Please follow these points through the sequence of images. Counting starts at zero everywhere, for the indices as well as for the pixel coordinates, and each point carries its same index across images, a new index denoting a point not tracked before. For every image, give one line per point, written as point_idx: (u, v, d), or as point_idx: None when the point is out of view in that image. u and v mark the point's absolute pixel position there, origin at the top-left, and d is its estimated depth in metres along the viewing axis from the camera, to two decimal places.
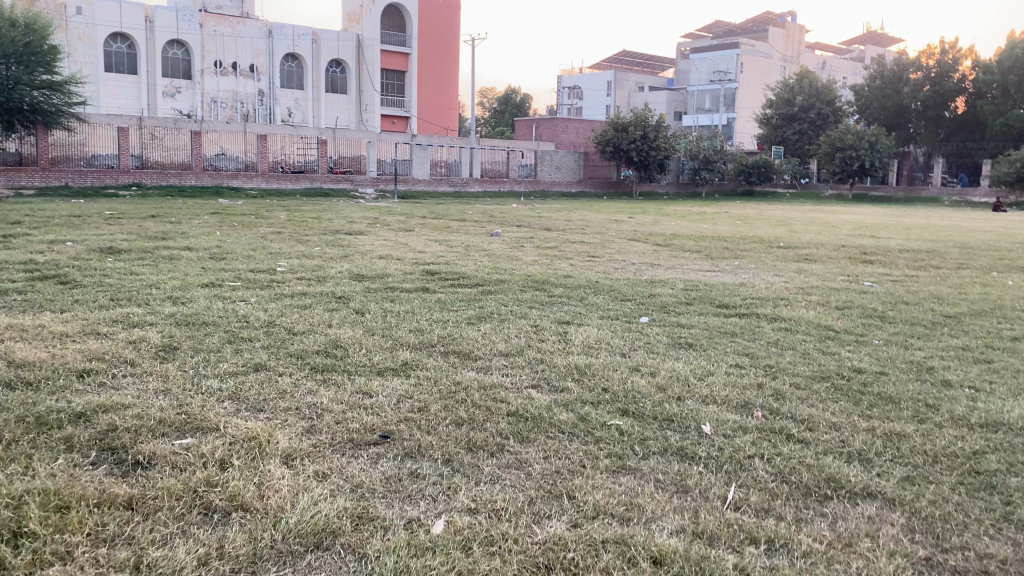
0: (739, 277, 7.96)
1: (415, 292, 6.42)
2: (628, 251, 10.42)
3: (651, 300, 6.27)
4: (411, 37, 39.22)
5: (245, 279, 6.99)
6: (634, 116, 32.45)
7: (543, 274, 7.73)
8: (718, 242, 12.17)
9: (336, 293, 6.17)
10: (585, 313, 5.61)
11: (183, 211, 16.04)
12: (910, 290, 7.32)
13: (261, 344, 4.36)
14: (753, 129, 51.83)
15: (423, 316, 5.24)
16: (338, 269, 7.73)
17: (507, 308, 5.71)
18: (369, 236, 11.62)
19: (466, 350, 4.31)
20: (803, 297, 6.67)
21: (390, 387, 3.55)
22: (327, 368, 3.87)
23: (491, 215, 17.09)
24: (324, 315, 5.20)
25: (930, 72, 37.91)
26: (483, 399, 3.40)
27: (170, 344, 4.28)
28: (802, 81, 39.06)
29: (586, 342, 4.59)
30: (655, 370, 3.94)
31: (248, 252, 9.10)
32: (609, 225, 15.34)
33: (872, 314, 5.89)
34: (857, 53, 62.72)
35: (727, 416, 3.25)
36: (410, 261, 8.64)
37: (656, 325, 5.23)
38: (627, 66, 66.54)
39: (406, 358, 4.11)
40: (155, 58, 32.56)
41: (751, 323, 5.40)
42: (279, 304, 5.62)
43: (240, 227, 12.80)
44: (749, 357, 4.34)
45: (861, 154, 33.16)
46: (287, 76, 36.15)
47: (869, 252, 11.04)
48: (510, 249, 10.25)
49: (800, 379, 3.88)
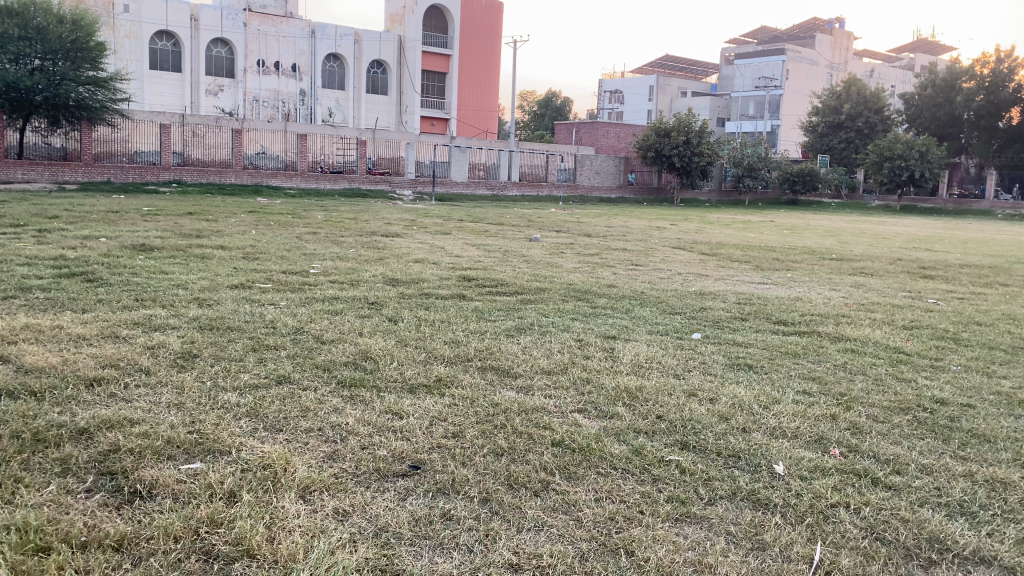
0: (793, 291, 7.53)
1: (452, 299, 6.13)
2: (673, 260, 10.03)
3: (701, 314, 5.89)
4: (453, 39, 39.02)
5: (276, 281, 6.76)
6: (677, 121, 31.88)
7: (585, 283, 7.39)
8: (767, 252, 11.73)
9: (370, 298, 5.88)
10: (633, 327, 5.25)
11: (221, 209, 16.02)
12: (979, 309, 6.83)
13: (287, 353, 4.08)
14: (797, 136, 50.82)
15: (460, 326, 4.91)
16: (372, 272, 7.48)
17: (549, 320, 5.38)
18: (407, 238, 11.39)
19: (506, 366, 3.98)
20: (865, 314, 6.23)
21: (422, 407, 3.23)
22: (355, 382, 3.57)
23: (531, 220, 16.80)
24: (356, 322, 4.92)
25: (985, 81, 36.60)
26: (525, 424, 3.07)
27: (189, 351, 4.01)
28: (849, 89, 38.16)
29: (634, 360, 4.23)
30: (713, 397, 3.58)
31: (282, 253, 8.89)
32: (650, 232, 14.96)
33: (944, 335, 5.45)
34: (907, 61, 61.33)
35: (799, 455, 2.89)
36: (446, 266, 8.37)
37: (710, 343, 4.86)
38: (669, 71, 65.88)
39: (442, 373, 3.80)
40: (199, 57, 32.82)
41: (812, 342, 5.01)
42: (309, 309, 5.35)
43: (276, 226, 12.66)
44: (817, 382, 3.95)
45: (911, 164, 32.17)
46: (329, 76, 36.27)
47: (927, 266, 10.50)
48: (550, 255, 9.93)
49: (878, 410, 3.49)
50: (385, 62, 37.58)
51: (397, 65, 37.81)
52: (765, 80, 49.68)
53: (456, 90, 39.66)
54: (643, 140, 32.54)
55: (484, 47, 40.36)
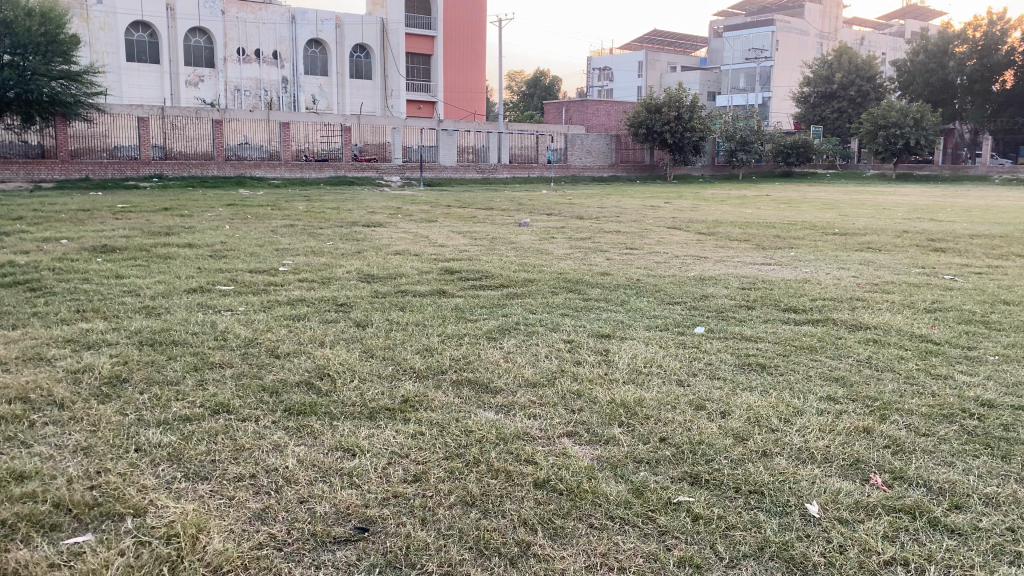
0: (798, 272, 7.02)
1: (430, 296, 5.59)
2: (670, 241, 9.51)
3: (703, 304, 5.37)
4: (436, 20, 38.02)
5: (239, 282, 6.22)
6: (668, 97, 31.19)
7: (577, 272, 6.85)
8: (767, 228, 11.23)
9: (339, 299, 5.34)
10: (628, 322, 4.74)
11: (199, 203, 15.46)
12: (1003, 285, 6.31)
13: (235, 372, 3.56)
14: (789, 107, 50.10)
15: (434, 330, 4.37)
16: (346, 268, 6.94)
17: (536, 318, 4.83)
18: (389, 228, 10.85)
19: (485, 379, 3.45)
20: (881, 297, 5.71)
21: (383, 440, 2.71)
22: (305, 410, 3.04)
23: (520, 203, 16.22)
24: (321, 330, 4.38)
25: (977, 45, 35.96)
26: (503, 459, 2.54)
27: (119, 374, 3.46)
28: (841, 58, 37.44)
29: (634, 365, 3.71)
30: (726, 411, 3.06)
31: (253, 249, 8.37)
32: (644, 211, 14.43)
33: (973, 318, 4.92)
34: (896, 28, 60.49)
35: (834, 487, 2.38)
36: (428, 257, 7.81)
37: (715, 339, 4.33)
38: (658, 45, 64.93)
39: (411, 391, 3.27)
40: (177, 47, 32.02)
41: (829, 334, 4.51)
42: (269, 315, 4.82)
43: (253, 219, 12.07)
44: (844, 386, 3.43)
45: (906, 131, 31.63)
46: (311, 62, 35.59)
47: (936, 238, 10.03)
48: (539, 242, 9.40)
49: (917, 419, 2.98)
50: (368, 46, 36.81)
51: (381, 48, 37.00)
52: (755, 51, 48.90)
53: (442, 72, 38.77)
54: (633, 117, 31.90)
55: (468, 27, 39.42)
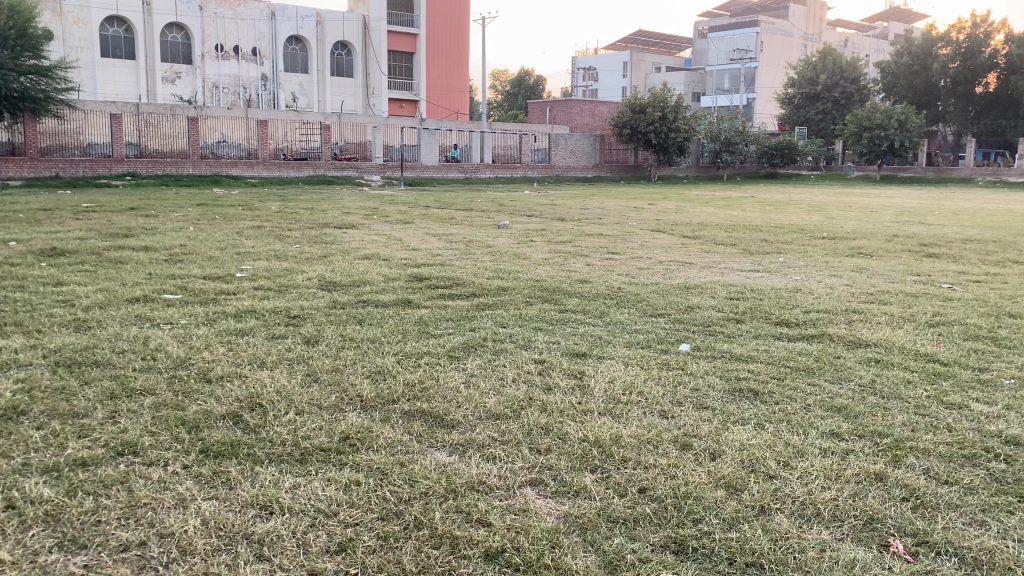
0: (788, 280, 6.63)
1: (394, 307, 5.15)
2: (653, 245, 9.13)
3: (687, 316, 4.97)
4: (418, 17, 37.51)
5: (189, 291, 5.77)
6: (652, 97, 30.82)
7: (554, 279, 6.44)
8: (753, 232, 10.90)
9: (292, 311, 4.87)
10: (606, 337, 4.33)
11: (168, 202, 14.96)
12: (1005, 295, 5.94)
13: (156, 402, 3.09)
14: (774, 108, 49.92)
15: (390, 348, 3.92)
16: (306, 274, 6.49)
17: (506, 333, 4.40)
18: (361, 230, 10.40)
19: (441, 410, 3.01)
20: (878, 308, 5.33)
21: (308, 495, 2.27)
22: (225, 452, 2.60)
23: (501, 204, 15.80)
24: (264, 349, 3.93)
25: (961, 47, 35.96)
26: (450, 521, 2.13)
27: (16, 406, 2.98)
28: (825, 59, 37.23)
29: (612, 392, 3.29)
30: (717, 452, 2.65)
31: (213, 253, 7.89)
32: (627, 214, 14.06)
33: (981, 334, 4.53)
34: (879, 30, 60.53)
35: (847, 557, 1.97)
36: (397, 262, 7.37)
37: (701, 359, 3.90)
38: (642, 45, 64.69)
39: (352, 426, 2.84)
40: (153, 43, 31.34)
41: (826, 352, 4.10)
42: (211, 330, 4.37)
43: (222, 220, 11.59)
44: (849, 419, 3.02)
45: (890, 134, 31.38)
46: (291, 59, 35.05)
47: (927, 243, 9.67)
48: (516, 245, 8.98)
49: (936, 461, 2.59)
50: (350, 43, 36.27)
51: (363, 46, 36.44)
52: (740, 52, 48.72)
53: (425, 71, 38.23)
54: (618, 117, 31.52)
55: (451, 26, 38.93)
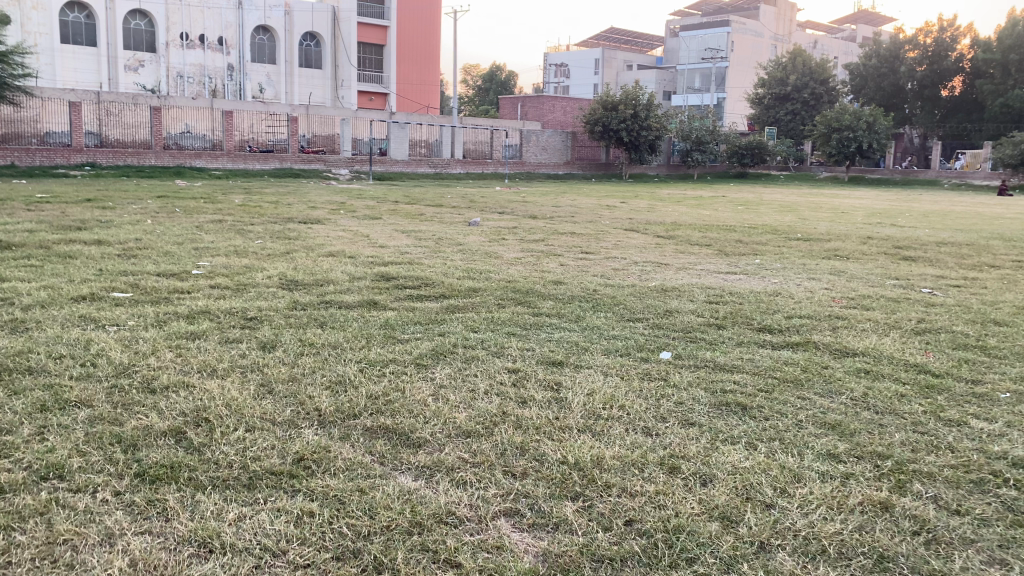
0: (766, 283, 6.46)
1: (359, 308, 4.89)
2: (628, 245, 8.95)
3: (666, 321, 4.76)
4: (389, 9, 37.05)
5: (140, 288, 5.45)
6: (624, 94, 30.72)
7: (527, 279, 6.20)
8: (728, 232, 10.76)
9: (248, 313, 4.57)
10: (582, 344, 4.10)
11: (126, 194, 14.43)
12: (986, 301, 5.83)
13: (90, 416, 2.80)
14: (743, 109, 50.16)
15: (352, 356, 3.65)
16: (267, 271, 6.21)
17: (478, 338, 4.15)
18: (327, 225, 10.08)
19: (406, 427, 2.75)
20: (860, 314, 5.17)
21: (254, 530, 2.01)
22: (163, 476, 2.32)
23: (472, 200, 15.53)
24: (215, 355, 3.65)
25: (927, 51, 36.46)
26: (414, 564, 1.89)
27: None
28: (795, 60, 37.43)
29: (591, 406, 3.06)
30: (708, 476, 2.42)
31: (170, 248, 7.53)
32: (600, 212, 13.90)
33: (968, 343, 4.38)
34: (848, 33, 61.19)
35: None
36: (364, 259, 7.09)
37: (683, 368, 3.69)
38: (614, 43, 64.67)
39: (309, 445, 2.58)
40: (116, 30, 30.55)
41: (812, 361, 3.91)
42: (161, 333, 4.07)
43: (183, 213, 11.18)
44: (845, 437, 2.83)
45: (859, 135, 31.62)
46: (259, 50, 34.43)
47: (903, 245, 9.60)
48: (488, 243, 8.73)
49: (943, 487, 2.39)
50: (319, 34, 35.70)
51: (332, 38, 35.89)
52: (711, 51, 48.92)
53: (395, 64, 37.74)
54: (590, 114, 31.36)
55: (422, 19, 38.49)
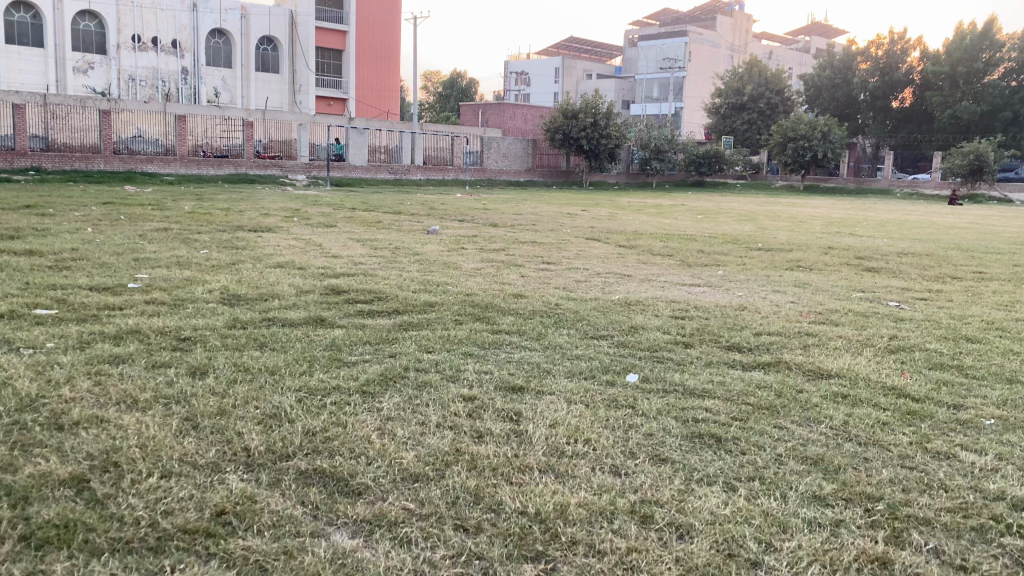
0: (731, 297, 6.25)
1: (303, 326, 4.55)
2: (589, 255, 8.72)
3: (631, 339, 4.49)
4: (348, 14, 36.55)
5: (68, 304, 5.03)
6: (584, 102, 30.65)
7: (486, 293, 5.91)
8: (690, 242, 10.61)
9: (182, 334, 4.19)
10: (544, 366, 3.82)
11: (68, 200, 13.85)
12: (954, 315, 5.69)
13: None
14: (702, 117, 50.59)
15: (292, 384, 3.31)
16: (207, 285, 5.83)
17: (430, 360, 3.85)
18: (278, 234, 9.68)
19: (347, 470, 2.44)
20: (831, 330, 4.96)
21: None
22: (55, 539, 1.98)
23: (430, 208, 15.21)
24: (139, 383, 3.29)
25: (879, 63, 37.14)
26: None
27: None
28: (751, 70, 37.80)
29: (554, 441, 2.77)
30: (686, 527, 2.17)
31: (107, 259, 7.09)
32: (561, 220, 13.70)
33: (944, 361, 4.20)
34: (803, 43, 62.11)
35: None
36: (314, 271, 6.74)
37: (652, 394, 3.42)
38: (574, 51, 64.82)
39: (231, 496, 2.25)
40: (64, 31, 29.61)
41: (786, 385, 3.67)
42: (81, 357, 3.68)
43: (127, 221, 10.68)
44: (830, 475, 2.58)
45: (814, 144, 31.95)
46: (214, 53, 33.71)
47: (864, 256, 9.51)
48: (446, 253, 8.43)
49: (942, 536, 2.17)
50: (276, 38, 35.02)
51: (290, 42, 35.25)
52: (669, 61, 49.25)
53: (354, 69, 37.24)
54: (550, 122, 31.20)
55: (381, 23, 38.01)
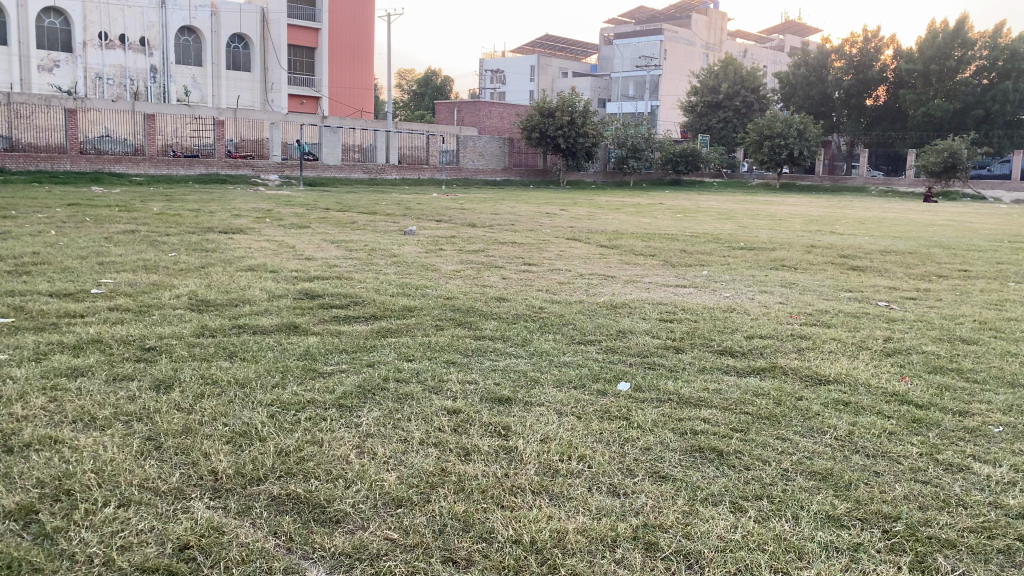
0: (718, 298, 6.11)
1: (276, 333, 4.33)
2: (571, 256, 8.56)
3: (621, 345, 4.32)
4: (321, 11, 36.13)
5: (24, 312, 4.76)
6: (561, 101, 30.50)
7: (468, 295, 5.71)
8: (671, 241, 10.47)
9: (146, 343, 3.95)
10: (531, 374, 3.64)
11: (33, 201, 13.44)
12: (945, 315, 5.58)
13: None
14: (677, 116, 50.71)
15: (264, 398, 3.09)
16: (174, 290, 5.57)
17: (411, 368, 3.65)
18: (251, 236, 9.41)
19: (323, 495, 2.24)
20: (823, 333, 4.83)
21: None
22: None
23: (407, 208, 14.94)
24: (98, 399, 3.05)
25: (852, 61, 37.42)
26: None
27: None
28: (726, 68, 37.86)
29: (546, 458, 2.59)
30: (693, 554, 2.00)
31: (70, 263, 6.79)
32: (539, 219, 13.52)
33: (942, 364, 4.08)
34: (775, 42, 62.46)
35: None
36: (287, 274, 6.51)
37: (645, 404, 3.24)
38: (548, 50, 64.70)
39: (196, 526, 2.05)
40: (28, 28, 28.93)
41: (784, 392, 3.51)
42: (37, 370, 3.44)
43: (93, 223, 10.34)
44: (841, 491, 2.43)
45: (789, 142, 32.04)
46: (183, 51, 33.14)
47: (847, 254, 9.43)
48: (424, 254, 8.22)
49: (969, 562, 2.02)
50: (247, 36, 34.53)
51: (261, 40, 34.78)
52: (644, 59, 49.31)
53: (327, 67, 36.83)
54: (526, 120, 31.00)
55: (355, 21, 37.58)
